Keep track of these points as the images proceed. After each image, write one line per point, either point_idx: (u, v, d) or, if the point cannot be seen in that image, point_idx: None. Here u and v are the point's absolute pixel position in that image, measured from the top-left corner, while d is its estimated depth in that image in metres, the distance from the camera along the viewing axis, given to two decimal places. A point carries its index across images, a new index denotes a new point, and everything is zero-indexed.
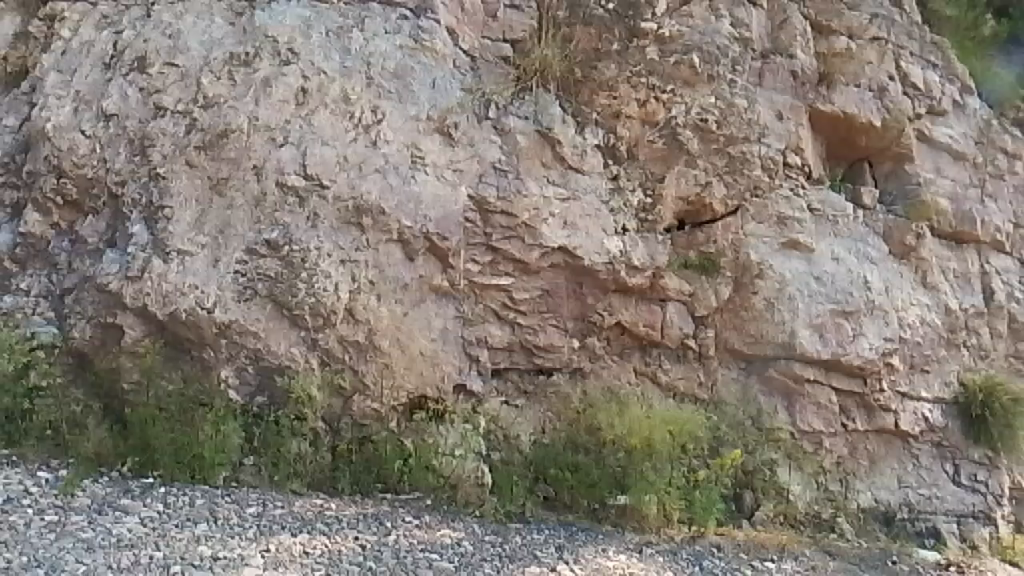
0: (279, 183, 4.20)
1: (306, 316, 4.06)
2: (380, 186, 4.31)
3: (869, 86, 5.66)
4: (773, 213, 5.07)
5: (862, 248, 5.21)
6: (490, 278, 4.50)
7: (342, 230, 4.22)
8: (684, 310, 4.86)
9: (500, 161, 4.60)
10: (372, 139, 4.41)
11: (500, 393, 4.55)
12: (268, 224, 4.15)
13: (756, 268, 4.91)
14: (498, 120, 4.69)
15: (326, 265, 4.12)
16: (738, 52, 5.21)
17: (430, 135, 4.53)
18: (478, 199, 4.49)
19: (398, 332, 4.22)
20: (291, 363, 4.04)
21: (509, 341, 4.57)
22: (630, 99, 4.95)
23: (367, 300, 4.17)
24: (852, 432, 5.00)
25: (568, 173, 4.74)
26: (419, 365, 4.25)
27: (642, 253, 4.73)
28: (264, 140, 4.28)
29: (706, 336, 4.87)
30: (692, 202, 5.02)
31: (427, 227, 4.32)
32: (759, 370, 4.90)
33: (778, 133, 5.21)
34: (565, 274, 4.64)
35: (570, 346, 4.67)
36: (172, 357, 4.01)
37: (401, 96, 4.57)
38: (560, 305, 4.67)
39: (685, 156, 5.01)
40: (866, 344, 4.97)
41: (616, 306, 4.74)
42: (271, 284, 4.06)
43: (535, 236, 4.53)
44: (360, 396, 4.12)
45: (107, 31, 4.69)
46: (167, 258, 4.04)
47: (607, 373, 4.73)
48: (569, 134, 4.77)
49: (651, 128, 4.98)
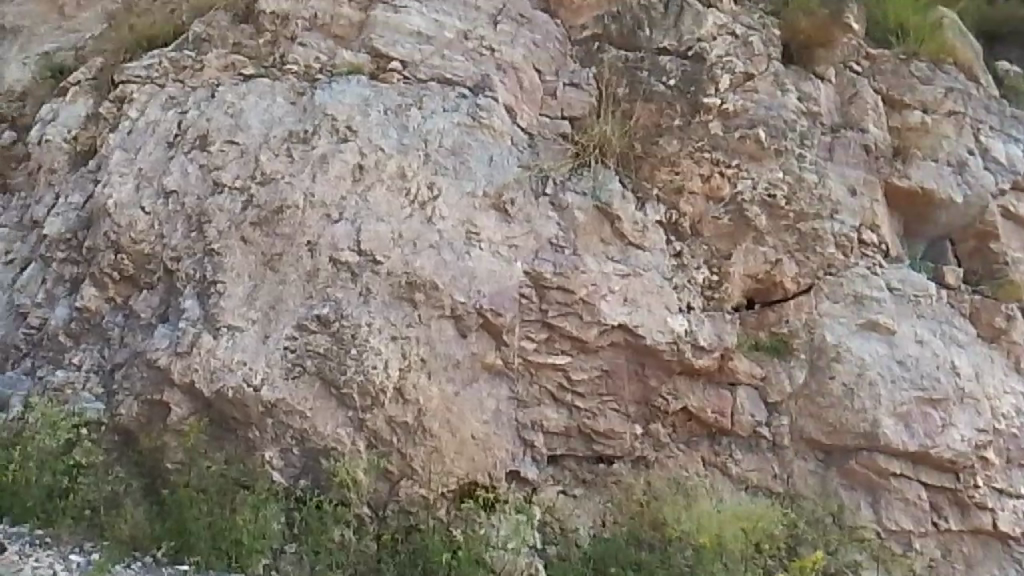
0: (333, 259, 4.12)
1: (355, 395, 3.90)
2: (433, 262, 4.19)
3: (948, 160, 5.40)
4: (849, 292, 4.78)
5: (946, 329, 4.84)
6: (546, 357, 4.30)
7: (394, 305, 4.08)
8: (756, 395, 4.56)
9: (557, 237, 4.45)
10: (427, 214, 4.33)
11: (558, 481, 4.29)
12: (319, 299, 4.05)
13: (832, 351, 4.60)
14: (556, 197, 4.55)
15: (377, 341, 3.97)
16: (806, 127, 5.04)
17: (487, 211, 4.43)
18: (535, 274, 4.32)
19: (449, 413, 4.02)
20: (337, 445, 3.86)
21: (566, 425, 4.32)
22: (693, 175, 4.79)
23: (418, 378, 3.99)
24: (944, 532, 4.53)
25: (628, 249, 4.56)
26: (471, 449, 4.03)
27: (708, 333, 4.49)
28: (319, 215, 4.23)
29: (780, 424, 4.53)
30: (761, 280, 4.77)
31: (482, 304, 4.17)
32: (839, 463, 4.52)
33: (852, 209, 4.96)
34: (626, 353, 4.39)
35: (632, 432, 4.39)
36: (218, 437, 3.87)
37: (458, 172, 4.49)
38: (621, 387, 4.41)
39: (753, 233, 4.79)
40: (956, 435, 4.57)
41: (681, 389, 4.46)
42: (320, 361, 3.93)
43: (593, 313, 4.33)
44: (409, 480, 3.91)
45: (173, 111, 4.77)
46: (217, 333, 3.96)
47: (673, 463, 4.42)
48: (630, 210, 4.62)
49: (716, 204, 4.79)
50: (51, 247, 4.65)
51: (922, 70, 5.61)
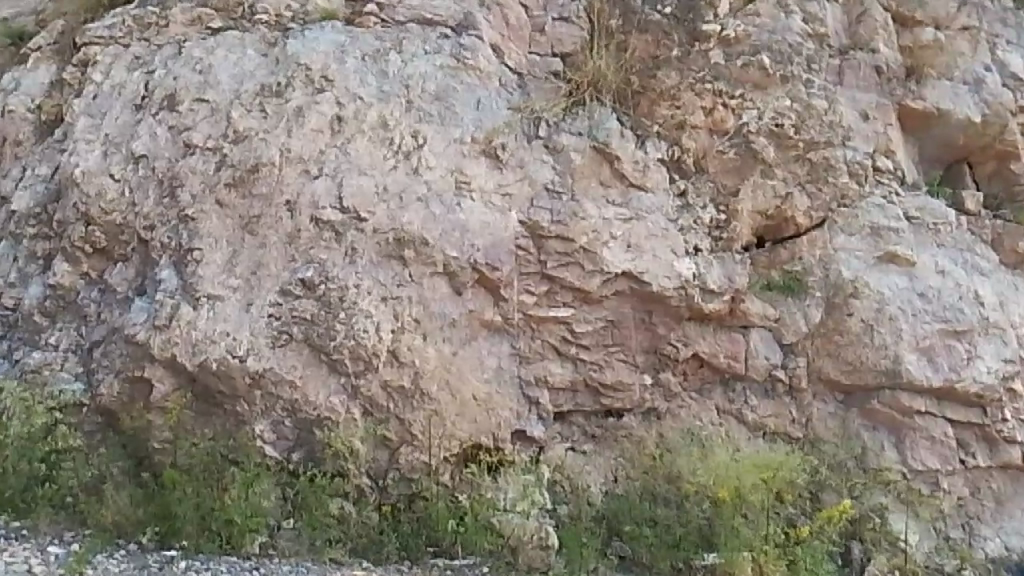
0: (315, 218, 3.86)
1: (346, 361, 3.69)
2: (421, 216, 3.93)
3: (964, 79, 5.07)
4: (864, 225, 4.50)
5: (967, 257, 4.59)
6: (548, 310, 4.07)
7: (382, 264, 3.84)
8: (770, 336, 4.33)
9: (553, 182, 4.19)
10: (413, 165, 4.06)
11: (565, 437, 4.11)
12: (303, 262, 3.81)
13: (849, 287, 4.35)
14: (550, 139, 4.28)
15: (366, 303, 3.75)
16: (813, 50, 4.71)
17: (477, 158, 4.16)
18: (531, 224, 4.08)
19: (448, 374, 3.80)
20: (330, 414, 3.67)
21: (572, 380, 4.11)
22: (695, 108, 4.50)
23: (412, 340, 3.77)
24: (973, 470, 4.32)
25: (629, 190, 4.30)
26: (473, 410, 3.83)
27: (717, 275, 4.24)
28: (298, 173, 3.97)
29: (797, 366, 4.30)
30: (771, 216, 4.50)
31: (476, 258, 3.92)
32: (859, 403, 4.30)
33: (864, 135, 4.67)
34: (632, 302, 4.16)
35: (642, 383, 4.18)
36: (205, 412, 3.71)
37: (444, 119, 4.21)
38: (628, 337, 4.18)
39: (760, 166, 4.50)
40: (982, 367, 4.33)
41: (692, 335, 4.23)
42: (307, 327, 3.71)
43: (595, 261, 4.08)
44: (408, 447, 3.72)
45: (138, 72, 4.48)
46: (197, 303, 3.75)
47: (686, 413, 4.21)
48: (629, 149, 4.33)
49: (720, 138, 4.51)
50: (20, 223, 4.40)
51: None
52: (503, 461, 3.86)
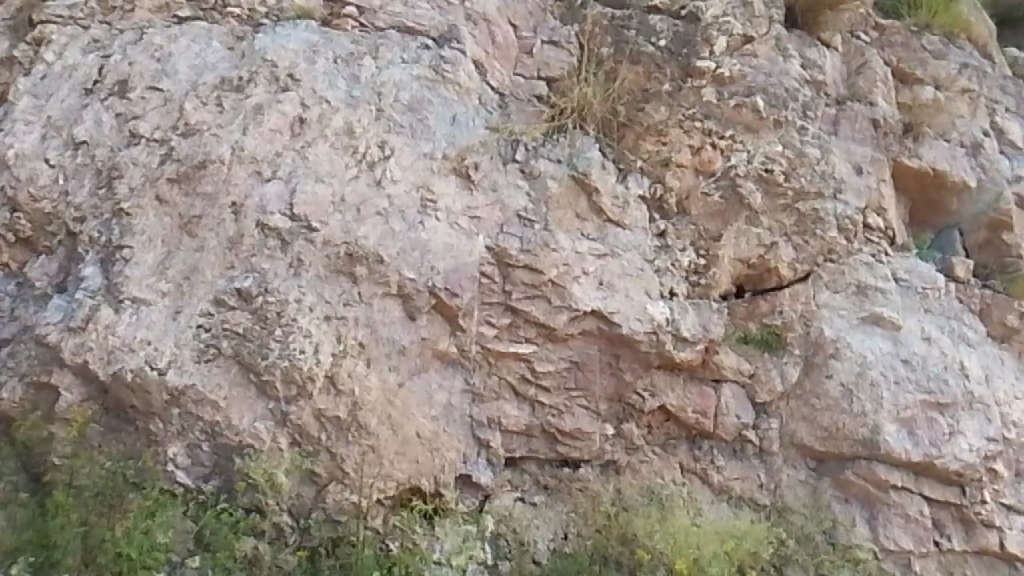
0: (260, 224, 3.53)
1: (277, 384, 3.34)
2: (379, 231, 3.62)
3: (962, 141, 4.88)
4: (851, 282, 4.25)
5: (955, 326, 4.34)
6: (508, 345, 3.75)
7: (330, 280, 3.51)
8: (743, 394, 4.05)
9: (526, 210, 3.90)
10: (376, 177, 3.75)
11: (515, 486, 3.77)
12: (241, 270, 3.47)
13: (830, 347, 4.09)
14: (526, 163, 4.00)
15: (307, 322, 3.40)
16: (809, 96, 4.50)
17: (445, 176, 3.87)
18: (498, 251, 3.77)
19: (391, 408, 3.47)
20: (251, 441, 3.32)
21: (527, 424, 3.78)
22: (682, 146, 4.26)
23: (354, 366, 3.44)
24: (947, 553, 4.00)
25: (606, 225, 4.03)
26: (414, 449, 3.50)
27: (692, 323, 3.95)
28: (249, 173, 3.64)
29: (769, 428, 4.02)
30: (754, 265, 4.23)
31: (435, 282, 3.61)
32: (832, 472, 4.00)
33: (857, 189, 4.43)
34: (599, 343, 3.85)
35: (603, 433, 3.87)
36: (114, 428, 3.37)
37: (414, 131, 3.92)
38: (592, 382, 3.86)
39: (746, 212, 4.23)
40: (964, 445, 4.06)
41: (660, 385, 3.93)
42: (238, 342, 3.36)
43: (564, 297, 3.78)
44: (338, 484, 3.37)
45: (93, 54, 4.08)
46: (119, 307, 3.41)
47: (647, 469, 3.91)
48: (609, 182, 4.08)
49: (706, 179, 4.26)
50: None
51: (934, 44, 5.08)
52: (445, 507, 3.55)
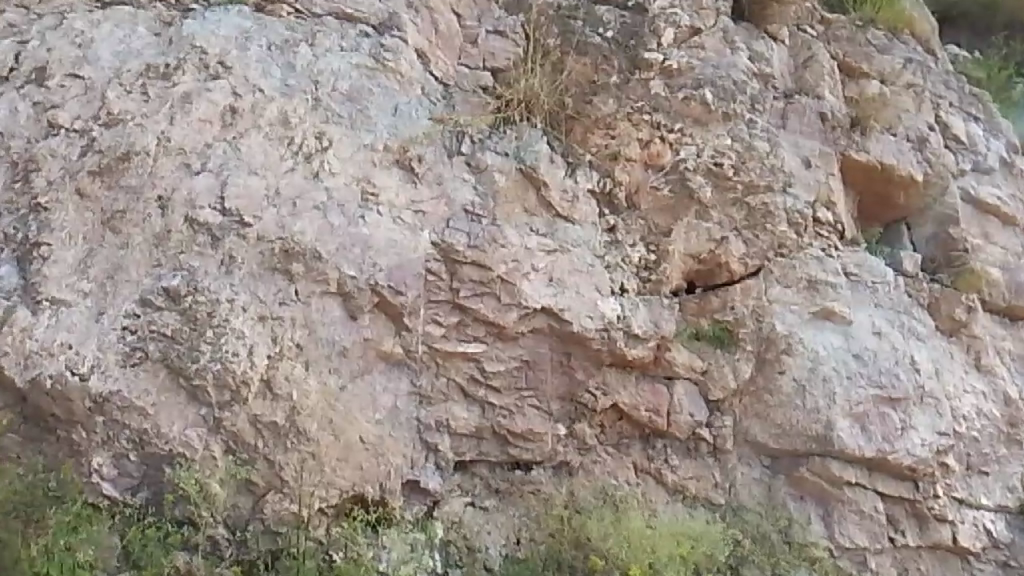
0: (189, 219, 3.32)
1: (210, 390, 3.12)
2: (316, 226, 3.43)
3: (907, 136, 4.88)
4: (802, 277, 4.19)
5: (905, 320, 4.31)
6: (456, 345, 3.58)
7: (265, 278, 3.31)
8: (696, 392, 3.95)
9: (473, 204, 3.76)
10: (313, 170, 3.57)
11: (464, 490, 3.61)
12: (169, 268, 3.25)
13: (783, 342, 4.02)
14: (473, 156, 3.86)
15: (240, 322, 3.20)
16: (758, 89, 4.44)
17: (388, 168, 3.71)
18: (444, 247, 3.61)
19: (331, 413, 3.30)
20: (182, 451, 3.08)
21: (477, 426, 3.62)
22: (631, 139, 4.16)
23: (291, 369, 3.25)
24: (901, 549, 3.98)
25: (555, 220, 3.91)
26: (358, 455, 3.33)
27: (643, 320, 3.85)
28: (178, 165, 3.42)
29: (723, 425, 3.93)
30: (704, 260, 4.15)
31: (377, 279, 3.45)
32: (787, 470, 3.93)
33: (806, 183, 4.39)
34: (550, 342, 3.72)
35: (555, 434, 3.73)
36: (33, 438, 3.11)
37: (353, 121, 3.76)
38: (543, 381, 3.72)
39: (695, 207, 4.16)
40: (916, 439, 4.04)
41: (612, 384, 3.81)
42: (166, 345, 3.14)
43: (513, 294, 3.65)
44: (277, 493, 3.17)
45: (9, 41, 3.78)
46: (37, 308, 3.16)
47: (600, 469, 3.80)
48: (557, 176, 3.96)
49: (655, 173, 4.16)
50: None
51: (878, 40, 5.09)
52: (391, 514, 3.36)
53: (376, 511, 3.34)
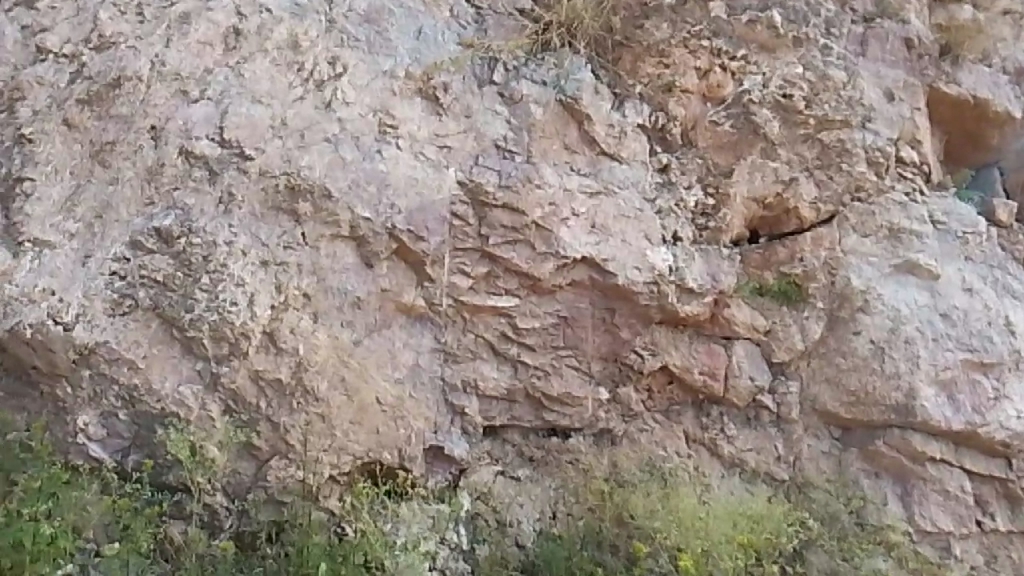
0: (184, 151, 2.95)
1: (205, 342, 2.76)
2: (325, 161, 3.03)
3: (1004, 68, 4.29)
4: (881, 225, 3.65)
5: (999, 276, 3.71)
6: (485, 298, 3.17)
7: (268, 218, 2.93)
8: (757, 353, 3.50)
9: (505, 139, 3.32)
10: (325, 99, 3.17)
11: (495, 459, 3.24)
12: (162, 206, 2.89)
13: (858, 299, 3.51)
14: (506, 86, 3.41)
15: (239, 267, 2.83)
16: (833, 11, 3.88)
17: (409, 99, 3.29)
18: (472, 188, 3.18)
19: (344, 371, 2.92)
20: (175, 409, 2.75)
21: (509, 387, 3.23)
22: (688, 69, 3.64)
23: (297, 321, 2.88)
24: (989, 534, 3.43)
25: (599, 158, 3.45)
26: (375, 418, 2.97)
27: (699, 273, 3.38)
28: (173, 92, 3.05)
29: (788, 392, 3.48)
30: (769, 206, 3.64)
31: (395, 222, 3.04)
32: (859, 442, 3.47)
33: (887, 118, 3.82)
34: (592, 296, 3.29)
35: (596, 398, 3.32)
36: (16, 394, 2.82)
37: (372, 46, 3.35)
38: (584, 340, 3.30)
39: (761, 144, 3.63)
40: (1012, 411, 3.46)
41: (661, 344, 3.37)
42: (157, 293, 2.79)
43: (549, 242, 3.20)
44: (281, 458, 2.83)
45: None
46: (18, 251, 2.85)
47: (647, 438, 3.38)
48: (603, 109, 3.48)
49: (715, 107, 3.65)
50: None
51: None
52: (409, 485, 3.00)
53: (391, 483, 2.99)
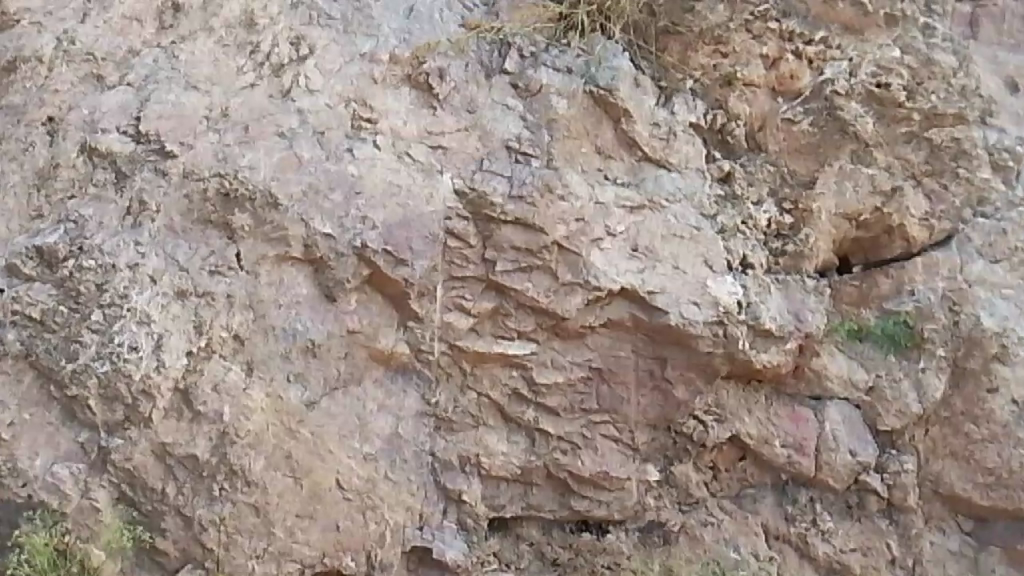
0: (85, 147, 2.23)
1: (92, 405, 2.03)
2: (274, 162, 2.27)
3: None
4: (1016, 246, 2.66)
5: None
6: (491, 344, 2.36)
7: (192, 236, 2.18)
8: (859, 420, 2.58)
9: (519, 138, 2.47)
10: (283, 89, 2.39)
11: (505, 563, 2.42)
12: (52, 220, 2.17)
13: (994, 346, 2.55)
14: (521, 74, 2.54)
15: (144, 300, 2.09)
16: None
17: (395, 87, 2.47)
18: (474, 200, 2.35)
19: (291, 444, 2.16)
20: (45, 498, 2.00)
21: (523, 467, 2.40)
22: (753, 58, 2.73)
23: (224, 373, 2.12)
24: None
25: (640, 166, 2.58)
26: (336, 510, 2.19)
27: (777, 311, 2.51)
28: (83, 77, 2.35)
29: (902, 470, 2.54)
30: (863, 224, 2.71)
31: (369, 240, 2.25)
32: (1001, 539, 2.53)
33: (1014, 112, 2.84)
34: (635, 342, 2.43)
35: (642, 480, 2.47)
36: None
37: (349, 24, 2.53)
38: (624, 401, 2.44)
39: (850, 146, 2.71)
40: None
41: (729, 407, 2.52)
42: (31, 335, 2.07)
43: (576, 269, 2.37)
44: (195, 568, 2.06)
45: None
46: None
47: (711, 535, 2.50)
48: (646, 106, 2.61)
49: (789, 102, 2.73)
50: None
51: None
52: None
53: None
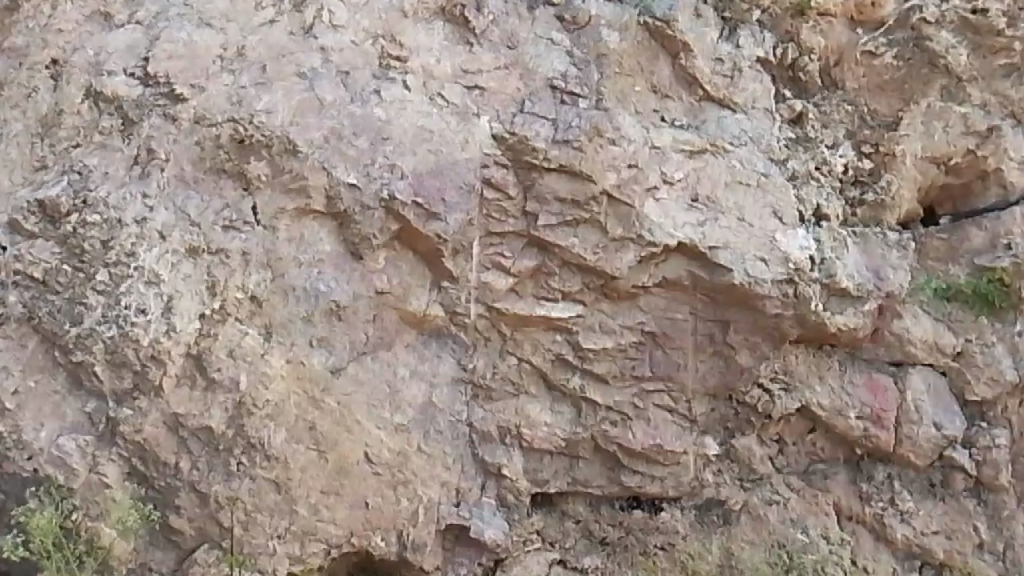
0: (91, 91, 2.05)
1: (99, 372, 1.89)
2: (293, 105, 2.06)
3: None
4: None
5: None
6: (533, 306, 2.15)
7: (203, 188, 2.00)
8: (944, 389, 2.31)
9: (565, 76, 2.20)
10: (304, 23, 2.16)
11: (548, 541, 2.23)
12: (55, 171, 2.00)
13: None
14: (567, 5, 2.27)
15: (152, 259, 1.92)
16: None
17: (427, 21, 2.23)
18: (514, 144, 2.11)
19: (314, 415, 1.98)
20: (52, 472, 1.87)
21: (568, 440, 2.19)
22: None
23: (240, 338, 1.95)
24: None
25: (702, 105, 2.29)
26: (364, 485, 2.03)
27: (855, 268, 2.23)
28: (89, 14, 2.14)
29: (994, 445, 2.26)
30: (953, 169, 2.38)
31: (397, 191, 2.04)
32: None
33: None
34: (692, 303, 2.19)
35: (699, 455, 2.25)
36: None
37: None
38: (681, 368, 2.21)
39: (941, 81, 2.37)
40: None
41: (798, 374, 2.27)
42: (34, 296, 1.93)
43: (628, 222, 2.12)
44: (211, 549, 1.92)
45: None
46: None
47: (776, 515, 2.27)
48: (708, 38, 2.30)
49: (870, 33, 2.39)
50: None
51: None
52: None
53: None
